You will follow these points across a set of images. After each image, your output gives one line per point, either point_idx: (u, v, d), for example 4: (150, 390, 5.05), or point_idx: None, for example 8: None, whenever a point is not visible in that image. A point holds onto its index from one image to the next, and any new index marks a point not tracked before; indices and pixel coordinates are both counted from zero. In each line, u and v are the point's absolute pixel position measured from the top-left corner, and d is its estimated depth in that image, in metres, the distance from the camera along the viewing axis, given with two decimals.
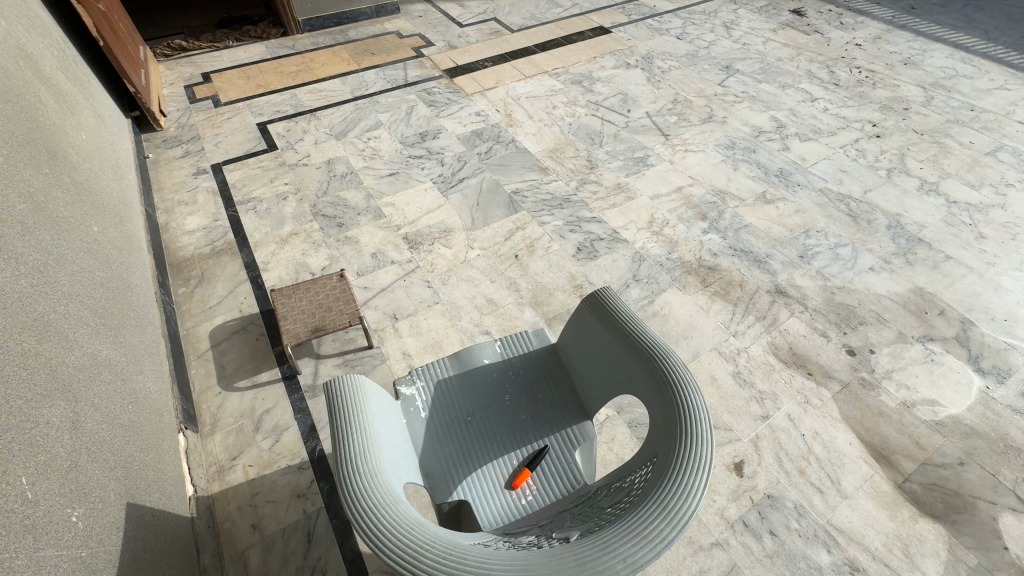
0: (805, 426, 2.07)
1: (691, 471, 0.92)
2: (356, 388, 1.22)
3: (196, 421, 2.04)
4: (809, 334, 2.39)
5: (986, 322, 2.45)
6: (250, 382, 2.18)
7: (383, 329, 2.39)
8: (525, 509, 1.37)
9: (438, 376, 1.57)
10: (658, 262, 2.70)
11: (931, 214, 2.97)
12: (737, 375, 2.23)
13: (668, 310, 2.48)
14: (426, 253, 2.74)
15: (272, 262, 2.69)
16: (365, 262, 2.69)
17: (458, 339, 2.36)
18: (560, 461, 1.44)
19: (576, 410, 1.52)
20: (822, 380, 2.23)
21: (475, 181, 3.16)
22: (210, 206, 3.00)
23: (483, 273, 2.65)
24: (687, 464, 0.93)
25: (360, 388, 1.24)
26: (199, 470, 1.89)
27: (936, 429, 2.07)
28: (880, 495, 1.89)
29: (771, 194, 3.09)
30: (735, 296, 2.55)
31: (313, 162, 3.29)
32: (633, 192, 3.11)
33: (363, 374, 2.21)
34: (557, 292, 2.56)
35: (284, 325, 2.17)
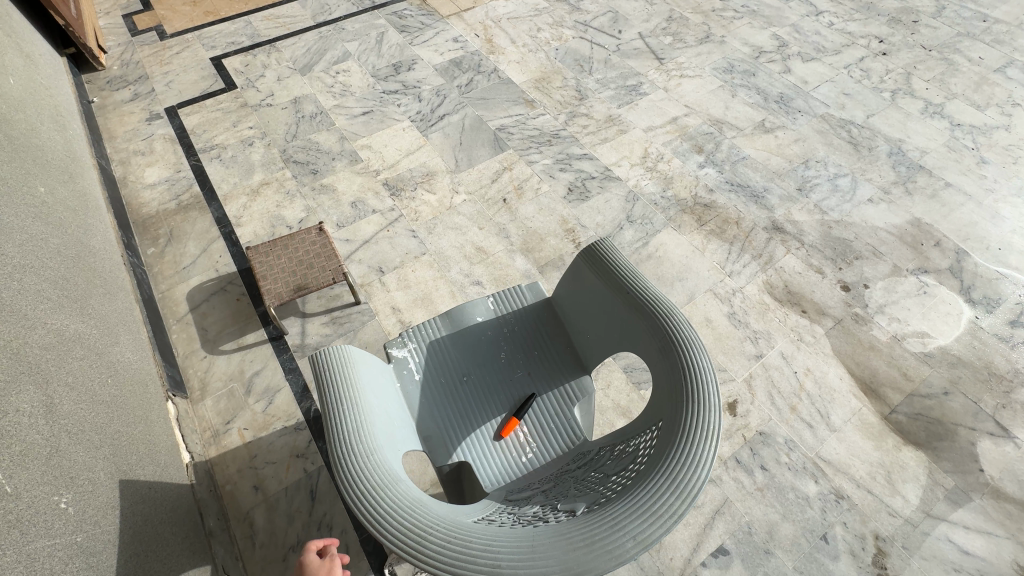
0: (798, 364, 2.09)
1: (699, 441, 0.88)
2: (344, 359, 1.15)
3: (184, 387, 1.99)
4: (804, 271, 2.36)
5: (981, 252, 2.43)
6: (236, 345, 2.11)
7: (370, 283, 2.30)
8: (525, 466, 1.36)
9: (430, 336, 1.51)
10: (652, 201, 2.59)
11: (934, 138, 2.86)
12: (732, 316, 2.21)
13: (663, 251, 2.41)
14: (409, 200, 2.59)
15: (244, 216, 2.52)
16: (344, 212, 2.54)
17: (448, 291, 2.28)
18: (558, 418, 1.42)
19: (574, 364, 1.49)
20: (816, 318, 2.22)
21: (456, 118, 2.93)
22: (169, 156, 2.77)
23: (470, 220, 2.52)
24: (695, 434, 0.89)
25: (348, 359, 1.18)
26: (193, 436, 1.86)
27: (924, 361, 2.11)
28: (867, 427, 1.95)
29: (770, 122, 2.92)
30: (731, 234, 2.47)
31: (277, 102, 3.00)
32: (626, 125, 2.92)
33: (353, 331, 2.15)
34: (549, 237, 2.46)
35: (264, 285, 2.06)
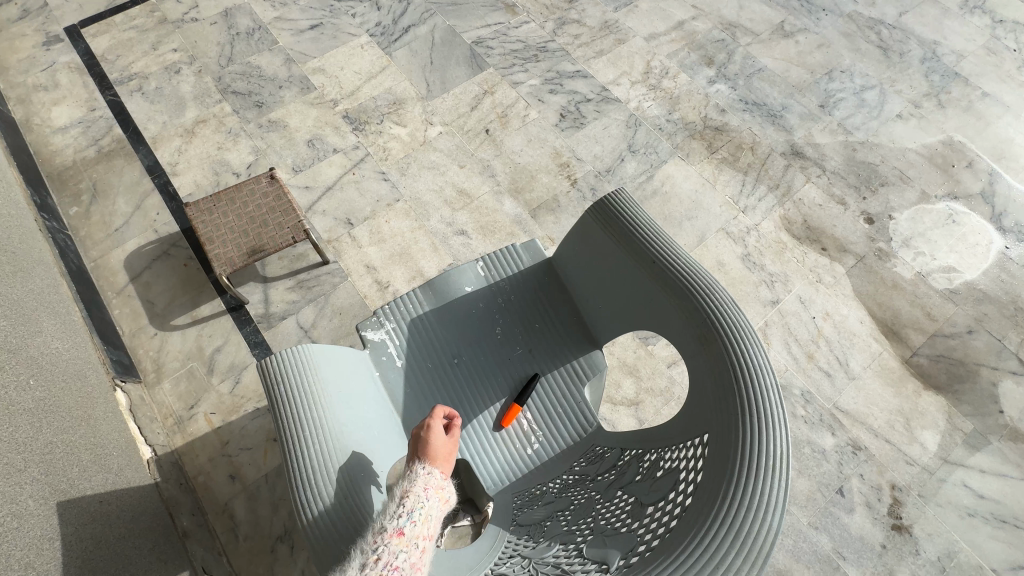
0: (816, 308, 1.92)
1: (766, 473, 0.70)
2: (304, 367, 0.94)
3: (135, 371, 1.75)
4: (825, 202, 2.12)
5: (1015, 172, 2.20)
6: (190, 319, 1.85)
7: (338, 239, 2.00)
8: (531, 460, 1.18)
9: (411, 313, 1.27)
10: (657, 126, 2.26)
11: (972, 39, 2.50)
12: (746, 259, 2.00)
13: (670, 186, 2.13)
14: (375, 136, 2.21)
15: (181, 163, 2.13)
16: (300, 154, 2.16)
17: (428, 243, 2.00)
18: (566, 402, 1.22)
19: (582, 337, 1.27)
20: (836, 255, 2.02)
21: (424, 29, 2.46)
22: (79, 90, 2.29)
23: (448, 157, 2.18)
24: (760, 463, 0.71)
25: (310, 360, 0.96)
26: (153, 426, 1.66)
27: (949, 298, 1.96)
28: (887, 373, 1.83)
29: (790, 24, 2.51)
30: (745, 163, 2.19)
31: (204, 15, 2.47)
32: (624, 32, 2.48)
33: (324, 296, 1.89)
34: (540, 174, 2.14)
35: (211, 250, 1.76)
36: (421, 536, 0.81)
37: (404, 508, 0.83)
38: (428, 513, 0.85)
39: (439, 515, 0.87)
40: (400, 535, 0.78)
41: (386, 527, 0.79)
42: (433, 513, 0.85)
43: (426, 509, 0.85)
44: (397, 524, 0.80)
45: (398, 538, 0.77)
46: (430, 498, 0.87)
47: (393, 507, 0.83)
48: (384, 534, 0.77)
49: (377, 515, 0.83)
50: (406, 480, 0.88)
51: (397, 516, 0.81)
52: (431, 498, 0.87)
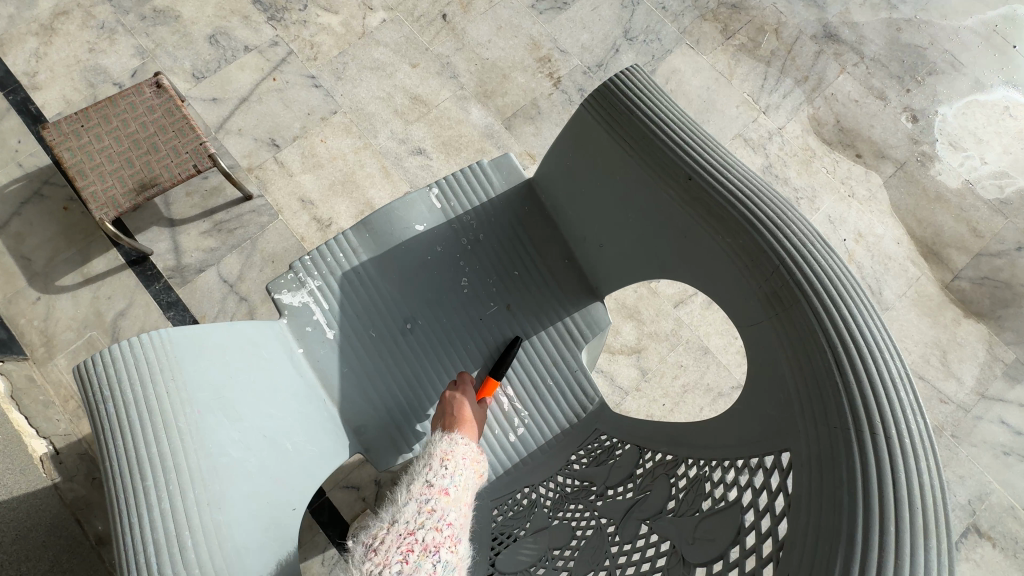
0: (847, 229, 1.62)
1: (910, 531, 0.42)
2: (159, 367, 0.61)
3: (18, 346, 1.39)
4: (862, 98, 1.74)
5: None
6: (81, 277, 1.46)
7: (261, 166, 1.58)
8: (518, 450, 0.88)
9: (342, 266, 0.92)
10: (659, 4, 1.78)
11: None
12: (767, 172, 1.65)
13: (675, 83, 1.71)
14: (298, 27, 1.70)
15: (41, 72, 1.62)
16: (200, 54, 1.66)
17: (377, 168, 1.60)
18: (557, 370, 0.92)
19: (578, 286, 0.95)
20: (873, 164, 1.68)
21: None
22: None
23: (396, 53, 1.70)
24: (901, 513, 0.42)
25: (170, 354, 0.63)
26: (49, 412, 1.34)
27: (998, 210, 1.67)
28: (924, 301, 1.58)
29: None
30: (767, 50, 1.76)
31: None
32: None
33: (250, 240, 1.51)
34: (513, 72, 1.70)
35: (85, 187, 1.34)
36: (467, 496, 0.70)
37: (448, 468, 0.70)
38: (471, 477, 0.72)
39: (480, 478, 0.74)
40: (446, 497, 0.68)
41: (430, 484, 0.68)
42: (475, 478, 0.72)
43: (468, 474, 0.71)
44: (442, 483, 0.68)
45: (445, 499, 0.67)
46: (471, 464, 0.73)
47: (435, 464, 0.70)
48: (430, 493, 0.67)
49: (416, 467, 0.71)
50: (444, 442, 0.72)
51: (440, 474, 0.69)
52: (472, 464, 0.73)
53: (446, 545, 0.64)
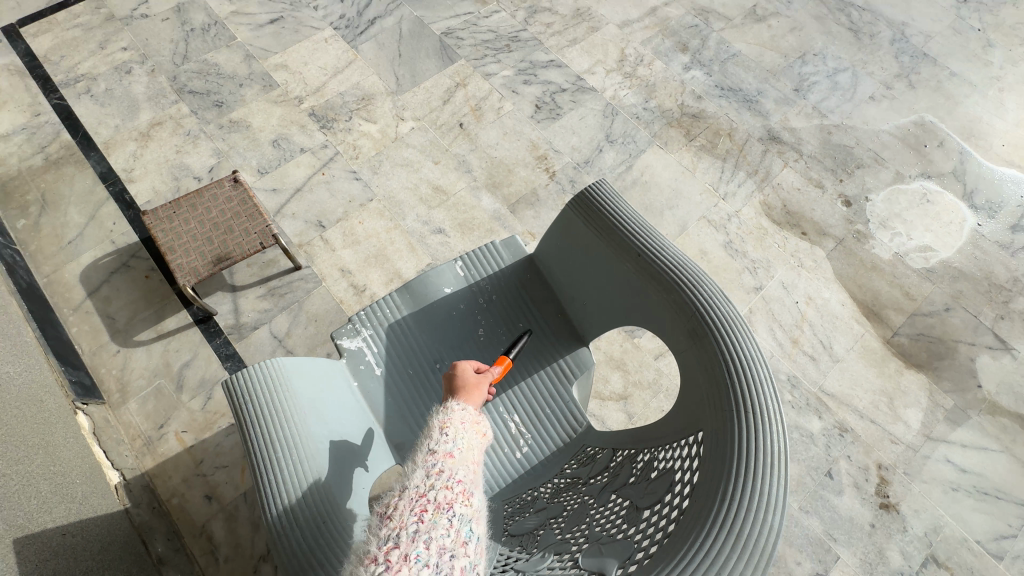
0: (798, 293, 1.93)
1: (760, 469, 0.68)
2: (274, 382, 0.90)
3: (98, 392, 1.65)
4: (803, 186, 2.12)
5: (983, 151, 2.24)
6: (154, 333, 1.75)
7: (309, 242, 1.92)
8: (520, 464, 1.13)
9: (388, 319, 1.21)
10: (633, 115, 2.22)
11: (938, 19, 2.53)
12: (728, 246, 1.99)
13: (649, 175, 2.10)
14: (344, 133, 2.12)
15: (137, 169, 2.01)
16: (265, 155, 2.06)
17: (405, 243, 1.93)
18: (553, 402, 1.19)
19: (568, 335, 1.23)
20: (816, 239, 2.02)
21: (391, 22, 2.36)
22: (21, 93, 2.14)
23: (422, 153, 2.10)
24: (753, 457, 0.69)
25: (282, 373, 0.92)
26: (120, 448, 1.57)
27: (926, 277, 1.98)
28: (869, 354, 1.85)
29: (762, 8, 2.50)
30: (723, 149, 2.17)
31: (155, 11, 2.33)
32: (596, 20, 2.44)
33: (298, 302, 1.81)
34: (517, 168, 2.09)
35: (173, 260, 1.66)
36: (472, 458, 0.79)
37: (449, 437, 0.79)
38: (472, 444, 0.81)
39: (482, 445, 0.83)
40: (451, 460, 0.77)
41: (435, 452, 0.77)
42: (475, 444, 0.80)
43: (469, 440, 0.80)
44: (445, 449, 0.78)
45: (450, 462, 0.76)
46: (469, 431, 0.81)
47: (436, 436, 0.79)
48: (435, 458, 0.76)
49: (422, 439, 0.80)
50: (442, 414, 0.81)
51: (441, 442, 0.78)
52: (470, 431, 0.82)
53: (457, 499, 0.73)
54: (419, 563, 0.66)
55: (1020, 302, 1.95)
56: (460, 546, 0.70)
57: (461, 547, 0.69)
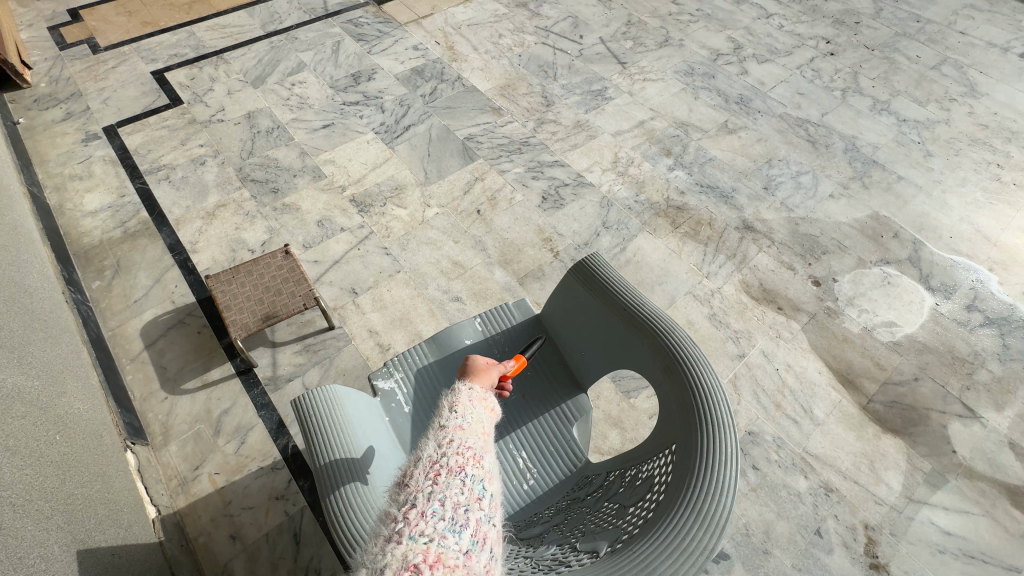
0: (778, 361, 2.13)
1: (716, 465, 0.86)
2: (333, 402, 1.11)
3: (144, 433, 1.83)
4: (777, 268, 2.41)
5: (934, 241, 2.55)
6: (200, 382, 1.96)
7: (343, 306, 2.18)
8: (527, 495, 1.28)
9: (417, 364, 1.45)
10: (626, 206, 2.59)
11: (883, 134, 2.99)
12: (712, 318, 2.24)
13: (640, 256, 2.42)
14: (379, 216, 2.49)
15: (201, 241, 2.35)
16: (310, 232, 2.41)
17: (426, 309, 2.20)
18: (557, 440, 1.38)
19: (570, 383, 1.45)
20: (792, 314, 2.27)
21: (423, 129, 2.85)
22: (111, 179, 2.55)
23: (444, 233, 2.45)
24: (711, 456, 0.87)
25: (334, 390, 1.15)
26: (158, 486, 1.71)
27: (894, 350, 2.19)
28: (848, 419, 2.01)
29: (733, 123, 2.99)
30: (705, 235, 2.50)
31: (230, 117, 2.83)
32: (594, 130, 2.92)
33: (329, 358, 2.04)
34: (526, 247, 2.41)
35: (229, 316, 1.91)
36: (482, 430, 0.79)
37: (458, 412, 0.79)
38: (480, 418, 0.80)
39: (491, 421, 0.83)
40: (462, 431, 0.76)
41: (445, 425, 0.76)
42: (484, 417, 0.80)
43: (478, 415, 0.80)
44: (455, 422, 0.77)
45: (460, 432, 0.75)
46: (477, 407, 0.82)
47: (446, 412, 0.79)
48: (446, 430, 0.76)
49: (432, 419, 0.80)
50: (450, 394, 0.82)
51: (452, 416, 0.78)
52: (478, 408, 0.82)
53: (469, 462, 0.72)
54: (435, 517, 0.64)
55: (983, 374, 2.14)
56: (474, 502, 0.68)
57: (476, 502, 0.68)
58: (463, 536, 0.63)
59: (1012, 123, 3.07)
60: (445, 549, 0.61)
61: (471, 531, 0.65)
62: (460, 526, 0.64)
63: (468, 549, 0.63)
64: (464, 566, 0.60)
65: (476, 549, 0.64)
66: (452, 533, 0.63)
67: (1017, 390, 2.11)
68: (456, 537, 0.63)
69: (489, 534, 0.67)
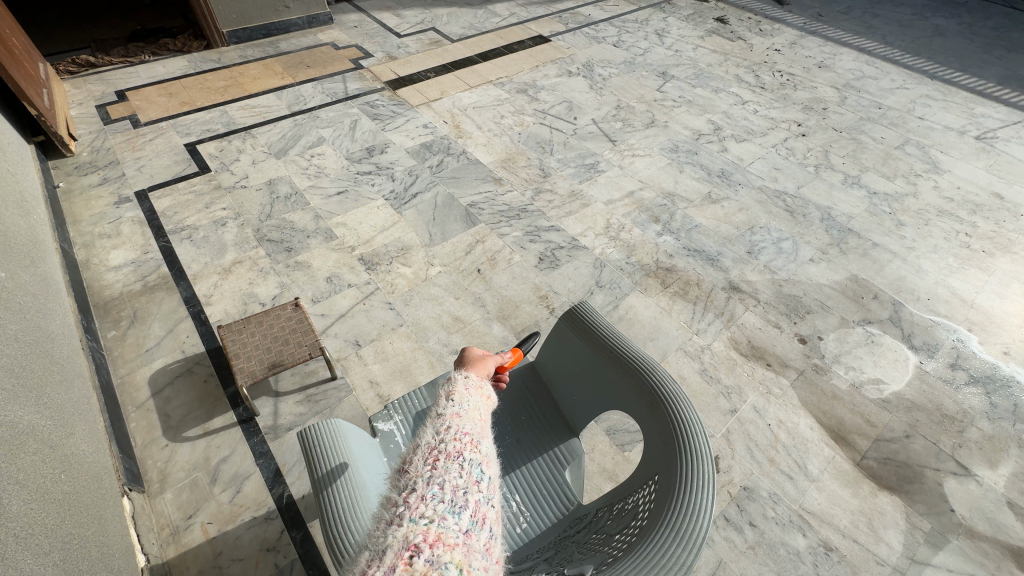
0: (770, 416, 2.17)
1: (694, 489, 0.92)
2: (336, 434, 1.20)
3: (141, 480, 1.84)
4: (763, 326, 2.52)
5: (913, 303, 2.67)
6: (202, 430, 2.00)
7: (346, 357, 2.27)
8: (520, 536, 1.29)
9: (416, 407, 1.51)
10: (618, 267, 2.75)
11: (857, 205, 3.22)
12: (703, 373, 2.31)
13: (632, 313, 2.53)
14: (385, 274, 2.64)
15: (215, 295, 2.48)
16: (319, 288, 2.54)
17: (426, 361, 2.27)
18: (551, 483, 1.41)
19: (562, 428, 1.51)
20: (780, 370, 2.35)
21: (429, 196, 3.08)
22: (137, 237, 2.73)
23: (446, 290, 2.58)
24: (689, 482, 0.93)
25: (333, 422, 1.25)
26: (149, 535, 1.70)
27: (883, 407, 2.24)
28: (842, 475, 2.02)
29: (715, 194, 3.24)
30: (693, 295, 2.64)
31: (252, 184, 3.08)
32: (587, 198, 3.15)
33: (330, 408, 2.09)
34: (523, 304, 2.54)
35: (237, 364, 1.99)
36: (477, 416, 0.94)
37: (455, 400, 0.94)
38: (476, 406, 0.95)
39: (485, 407, 0.98)
40: (459, 417, 0.91)
41: (442, 413, 0.91)
42: (479, 403, 0.96)
43: (474, 403, 0.95)
44: (452, 411, 0.92)
45: (457, 419, 0.90)
46: (474, 395, 0.97)
47: (444, 401, 0.94)
48: (444, 417, 0.90)
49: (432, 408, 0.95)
50: (447, 384, 0.97)
51: (448, 406, 0.93)
52: (475, 395, 0.97)
53: (466, 447, 0.86)
54: (436, 499, 0.76)
55: (973, 431, 2.17)
56: (472, 484, 0.81)
57: (473, 485, 0.81)
58: (462, 517, 0.75)
59: (975, 197, 3.31)
60: (444, 529, 0.72)
61: (470, 511, 0.77)
62: (459, 507, 0.77)
63: (468, 528, 0.75)
64: (463, 543, 0.72)
65: (475, 527, 0.76)
66: (452, 514, 0.75)
67: (1009, 448, 2.12)
68: (456, 518, 0.75)
69: (486, 513, 0.80)
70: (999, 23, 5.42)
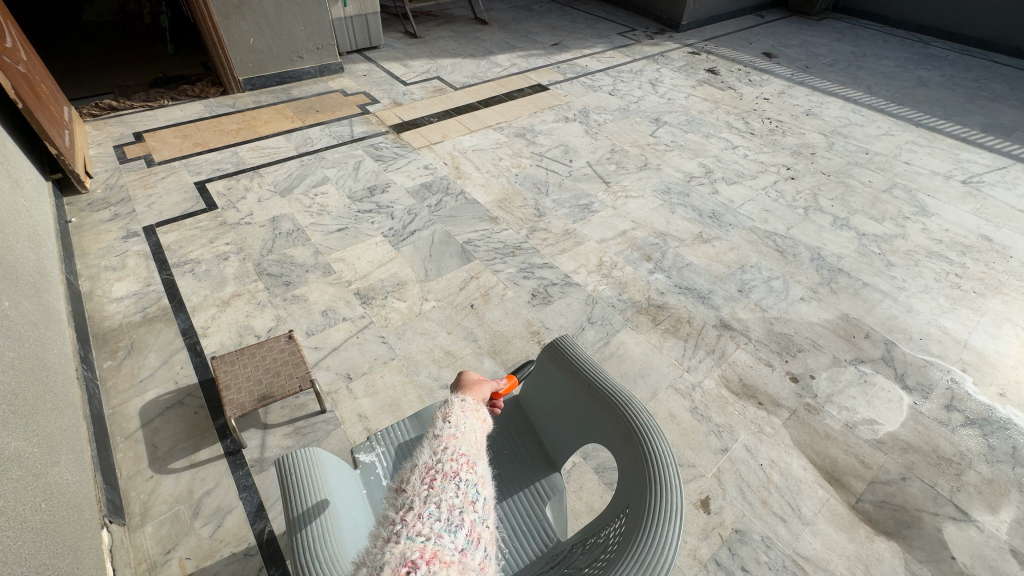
0: (762, 456, 2.15)
1: (659, 521, 0.93)
2: (315, 464, 1.21)
3: (122, 513, 1.82)
4: (755, 364, 2.52)
5: (906, 342, 2.67)
6: (188, 462, 2.00)
7: (336, 391, 2.28)
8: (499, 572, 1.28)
9: (398, 439, 1.55)
10: (610, 304, 2.79)
11: (846, 246, 3.27)
12: (694, 411, 2.30)
13: (623, 350, 2.55)
14: (380, 308, 2.68)
15: (212, 326, 2.53)
16: (314, 321, 2.59)
17: (416, 396, 2.27)
18: (531, 519, 1.41)
19: (544, 462, 1.51)
20: (772, 409, 2.33)
21: (426, 233, 3.17)
22: (141, 270, 2.81)
23: (439, 324, 2.62)
24: (656, 514, 0.94)
25: (315, 454, 1.25)
26: (126, 569, 1.67)
27: (878, 447, 2.20)
28: (837, 518, 1.97)
29: (707, 234, 3.31)
30: (684, 332, 2.66)
31: (256, 221, 3.19)
32: (580, 237, 3.23)
33: (317, 441, 2.08)
34: (515, 338, 2.57)
35: (226, 395, 2.00)
36: (473, 438, 0.99)
37: (451, 422, 1.00)
38: (472, 428, 1.01)
39: (480, 429, 1.03)
40: (455, 439, 0.97)
41: (440, 435, 0.97)
42: (476, 426, 1.02)
43: (469, 425, 1.01)
44: (449, 432, 0.98)
45: (454, 441, 0.96)
46: (470, 417, 1.03)
47: (441, 423, 1.00)
48: (442, 438, 0.96)
49: (430, 429, 1.00)
50: (446, 406, 1.04)
51: (446, 428, 0.99)
52: (471, 418, 1.03)
53: (463, 469, 0.92)
54: (432, 518, 0.82)
55: (971, 474, 2.12)
56: (468, 504, 0.87)
57: (469, 505, 0.87)
58: (459, 535, 0.81)
59: (964, 239, 3.36)
60: (440, 547, 0.77)
61: (466, 530, 0.83)
62: (455, 526, 0.82)
63: (463, 547, 0.80)
64: (458, 561, 0.77)
65: (470, 547, 0.81)
66: (448, 532, 0.80)
67: (1010, 492, 2.07)
68: (452, 536, 0.80)
69: (482, 533, 0.86)
70: (980, 75, 5.66)
